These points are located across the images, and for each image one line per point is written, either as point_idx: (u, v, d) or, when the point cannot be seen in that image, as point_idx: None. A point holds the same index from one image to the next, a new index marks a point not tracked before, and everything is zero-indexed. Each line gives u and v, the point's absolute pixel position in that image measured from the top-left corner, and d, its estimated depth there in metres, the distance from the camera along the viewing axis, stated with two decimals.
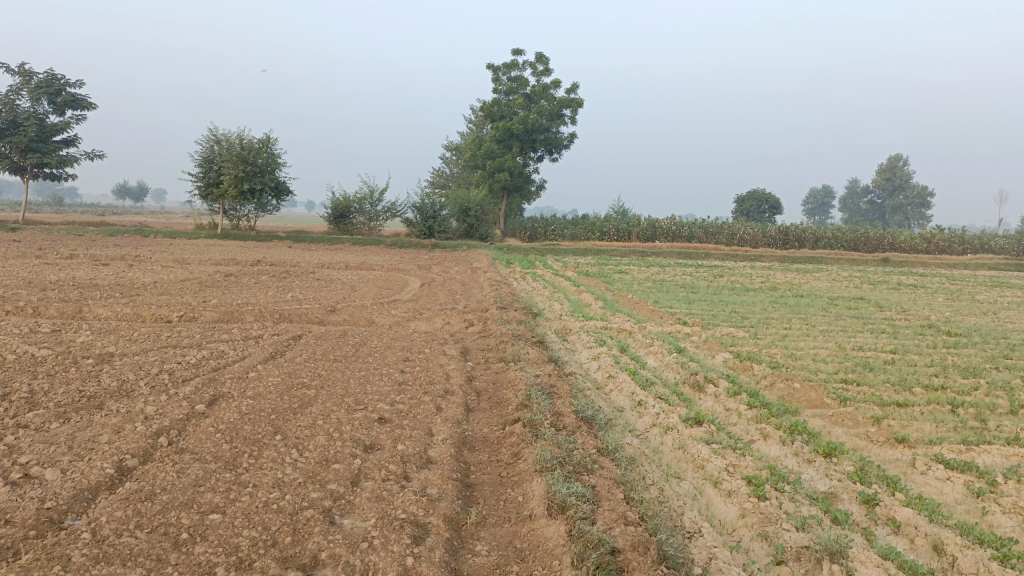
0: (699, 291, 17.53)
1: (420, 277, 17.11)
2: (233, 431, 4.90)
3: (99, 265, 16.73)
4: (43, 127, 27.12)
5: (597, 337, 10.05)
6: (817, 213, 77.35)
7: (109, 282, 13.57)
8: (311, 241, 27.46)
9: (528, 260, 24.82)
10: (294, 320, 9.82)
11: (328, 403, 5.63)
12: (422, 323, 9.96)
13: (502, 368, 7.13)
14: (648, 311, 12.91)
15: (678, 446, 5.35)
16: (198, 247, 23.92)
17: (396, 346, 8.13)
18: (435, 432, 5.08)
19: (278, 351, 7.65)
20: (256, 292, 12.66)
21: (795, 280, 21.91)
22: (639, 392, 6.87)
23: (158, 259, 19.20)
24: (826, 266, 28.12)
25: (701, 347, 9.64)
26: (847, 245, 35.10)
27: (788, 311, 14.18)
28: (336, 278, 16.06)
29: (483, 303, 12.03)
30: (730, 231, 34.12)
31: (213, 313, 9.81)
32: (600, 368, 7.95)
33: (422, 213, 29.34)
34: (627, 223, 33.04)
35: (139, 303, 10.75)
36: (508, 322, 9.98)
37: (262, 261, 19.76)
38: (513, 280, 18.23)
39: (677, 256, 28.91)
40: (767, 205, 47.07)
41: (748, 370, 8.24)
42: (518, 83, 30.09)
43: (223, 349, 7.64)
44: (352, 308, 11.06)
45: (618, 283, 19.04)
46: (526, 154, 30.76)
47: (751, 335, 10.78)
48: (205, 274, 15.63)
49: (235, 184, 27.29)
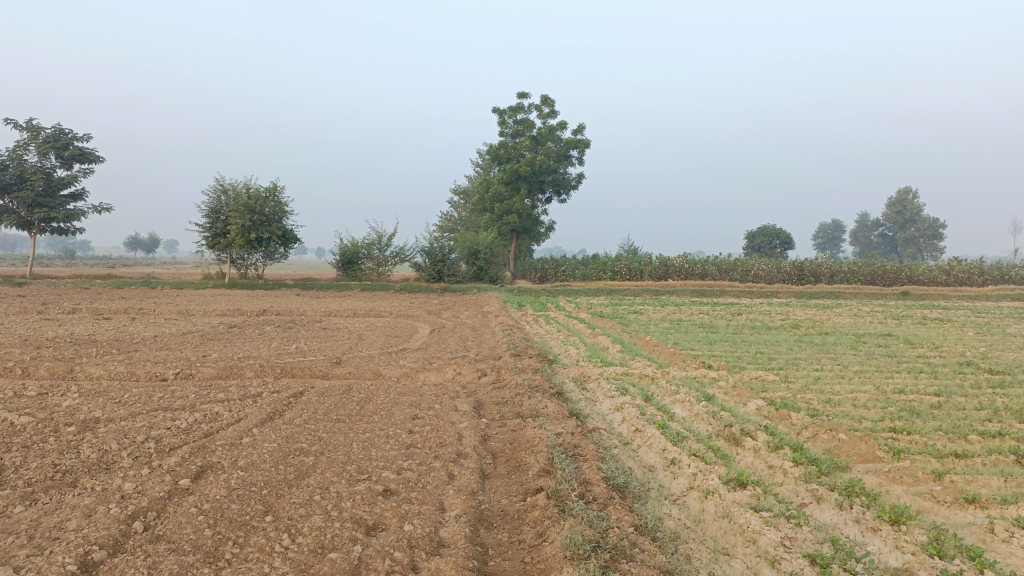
0: (718, 331, 16.91)
1: (430, 324, 16.58)
2: (218, 512, 4.31)
3: (101, 320, 16.27)
4: (50, 182, 27.01)
5: (618, 384, 9.44)
6: (828, 246, 76.64)
7: (107, 337, 13.11)
8: (319, 288, 27.06)
9: (540, 302, 24.33)
10: (297, 375, 9.25)
11: (328, 473, 5.05)
12: (432, 374, 9.38)
13: (519, 425, 6.52)
14: (669, 355, 12.29)
15: (723, 515, 4.72)
16: (204, 298, 23.55)
17: (403, 402, 7.56)
18: (446, 506, 4.47)
19: (277, 411, 7.08)
20: (258, 345, 12.14)
21: (815, 316, 21.24)
22: (671, 449, 6.25)
23: (161, 311, 18.76)
24: (845, 301, 27.44)
25: (730, 393, 9.02)
26: (864, 278, 34.43)
27: (815, 350, 13.52)
28: (343, 327, 15.53)
29: (495, 351, 11.46)
30: (744, 268, 33.53)
31: (211, 370, 9.27)
32: (626, 421, 7.34)
33: (431, 257, 28.94)
34: (639, 262, 32.52)
35: (135, 360, 10.23)
36: (523, 371, 9.39)
37: (267, 311, 19.29)
38: (525, 324, 17.68)
39: (691, 294, 28.33)
40: (778, 240, 46.54)
41: (786, 418, 7.61)
42: (524, 125, 29.94)
43: (218, 410, 7.07)
44: (358, 360, 10.50)
45: (634, 324, 18.42)
46: (534, 195, 30.46)
47: (781, 378, 10.14)
48: (208, 327, 15.13)
49: (242, 233, 27.03)
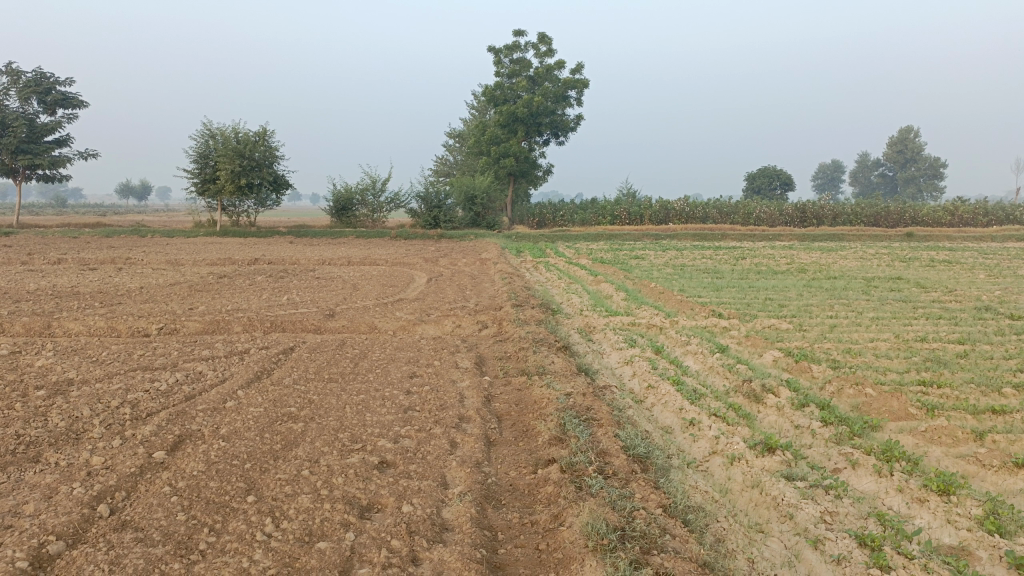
0: (723, 276, 16.43)
1: (426, 272, 16.06)
2: (194, 492, 3.85)
3: (86, 271, 15.70)
4: (33, 127, 26.09)
5: (625, 335, 8.98)
6: (827, 188, 75.73)
7: (91, 289, 12.59)
8: (313, 235, 26.45)
9: (539, 247, 23.82)
10: (287, 329, 8.77)
11: (318, 443, 4.58)
12: (430, 327, 8.90)
13: (525, 384, 6.06)
14: (675, 302, 11.82)
15: (753, 485, 4.30)
16: (195, 247, 22.96)
17: (400, 357, 7.09)
18: (449, 482, 4.02)
19: (265, 369, 6.60)
20: (248, 296, 11.65)
21: (821, 260, 20.72)
22: (689, 407, 5.81)
23: (150, 260, 18.20)
24: (849, 244, 26.96)
25: (744, 344, 8.58)
26: (867, 220, 33.85)
27: (826, 296, 13.07)
28: (337, 276, 15.02)
29: (496, 300, 10.97)
30: (745, 211, 32.88)
31: (197, 323, 8.78)
32: (637, 377, 6.91)
33: (427, 203, 28.29)
34: (639, 206, 31.86)
35: (118, 314, 9.74)
36: (526, 323, 8.92)
37: (259, 259, 18.75)
38: (525, 270, 17.18)
39: (692, 238, 27.77)
40: (778, 181, 45.77)
41: (807, 372, 7.17)
42: (522, 65, 28.89)
43: (202, 369, 6.59)
44: (352, 312, 10.02)
45: (637, 269, 17.92)
46: (532, 138, 29.60)
47: (796, 327, 9.69)
48: (197, 277, 14.59)
49: (233, 179, 26.25)
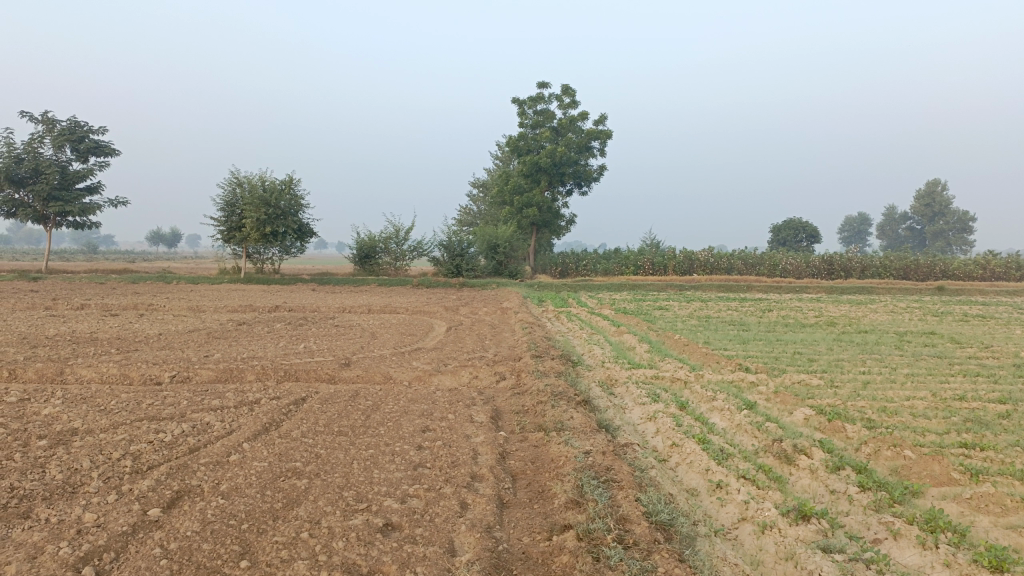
0: (749, 328, 16.06)
1: (447, 321, 15.88)
2: (185, 555, 3.61)
3: (107, 317, 15.71)
4: (66, 175, 26.61)
5: (648, 389, 8.67)
6: (853, 240, 75.01)
7: (110, 335, 12.54)
8: (336, 283, 26.48)
9: (561, 297, 23.60)
10: (301, 378, 8.57)
11: (321, 502, 4.34)
12: (446, 378, 8.67)
13: (543, 440, 5.78)
14: (701, 355, 11.49)
15: (787, 558, 3.97)
16: (218, 293, 23.04)
17: (414, 410, 6.85)
18: (458, 548, 3.75)
19: (274, 421, 6.39)
20: (265, 344, 11.51)
21: (850, 313, 20.28)
22: (716, 468, 5.48)
23: (171, 307, 18.22)
24: (879, 297, 26.43)
25: (772, 400, 8.23)
26: (896, 273, 33.30)
27: (858, 350, 12.66)
28: (356, 325, 14.89)
29: (515, 351, 10.72)
30: (771, 262, 32.51)
31: (209, 371, 8.62)
32: (661, 434, 6.60)
33: (450, 251, 28.30)
34: (663, 257, 31.63)
35: (132, 361, 9.62)
36: (545, 375, 8.65)
37: (280, 307, 18.71)
38: (546, 321, 16.94)
39: (717, 289, 27.43)
40: (804, 233, 45.36)
41: (841, 432, 6.81)
42: (545, 116, 29.12)
43: (209, 420, 6.39)
44: (369, 361, 9.83)
45: (660, 321, 17.60)
46: (555, 188, 29.67)
47: (827, 383, 9.32)
48: (216, 324, 14.52)
49: (258, 226, 26.49)
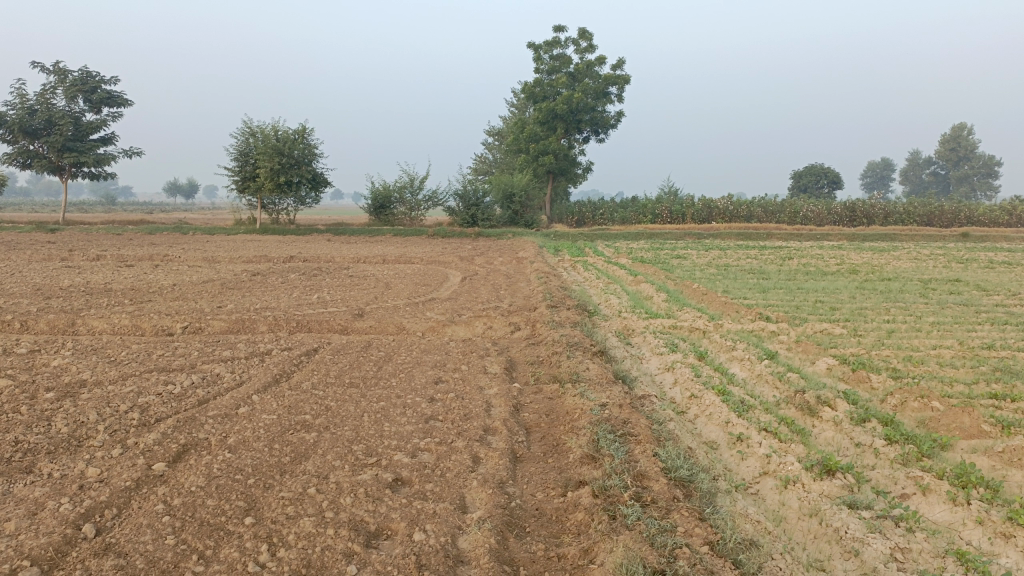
0: (769, 277, 15.78)
1: (462, 271, 15.70)
2: (189, 511, 3.51)
3: (122, 268, 15.68)
4: (79, 126, 26.43)
5: (666, 339, 8.49)
6: (875, 187, 73.61)
7: (124, 286, 12.49)
8: (351, 233, 26.35)
9: (578, 246, 23.34)
10: (314, 329, 8.47)
11: (329, 456, 4.22)
12: (460, 329, 8.52)
13: (558, 392, 5.62)
14: (720, 304, 11.26)
15: (811, 515, 3.82)
16: (233, 244, 23.01)
17: (427, 360, 6.72)
18: (469, 504, 3.62)
19: (285, 372, 6.28)
20: (278, 295, 11.42)
21: (872, 261, 19.87)
22: (736, 421, 5.32)
23: (186, 258, 18.17)
24: (902, 244, 25.96)
25: (794, 350, 8.04)
26: (919, 220, 32.64)
27: (881, 298, 12.38)
28: (370, 275, 14.76)
29: (531, 301, 10.56)
30: (792, 209, 31.91)
31: (221, 322, 8.52)
32: (680, 386, 6.43)
33: (465, 201, 28.00)
34: (681, 205, 31.15)
35: (145, 312, 9.55)
36: (560, 325, 8.49)
37: (295, 257, 18.62)
38: (563, 270, 16.74)
39: (736, 238, 27.01)
40: (825, 180, 44.51)
41: (866, 383, 6.60)
42: (562, 61, 28.41)
43: (219, 372, 6.29)
44: (382, 311, 9.70)
45: (678, 269, 17.34)
46: (572, 135, 29.12)
47: (850, 332, 9.10)
48: (231, 274, 14.45)
49: (272, 176, 26.29)
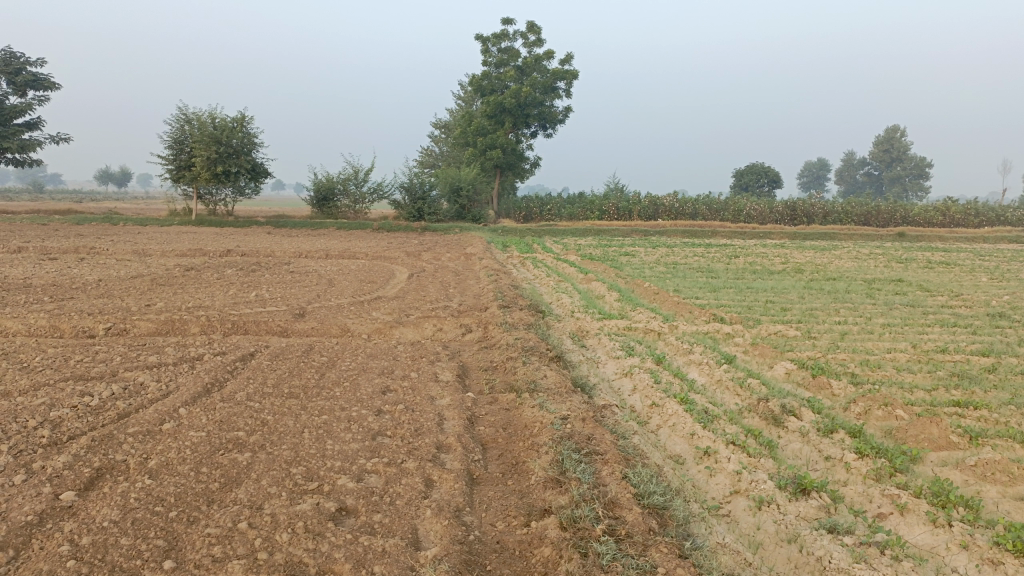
0: (719, 275, 15.72)
1: (408, 267, 15.22)
2: (99, 554, 3.04)
3: (44, 261, 14.71)
4: (1, 109, 24.92)
5: (622, 342, 8.23)
6: (812, 185, 75.29)
7: (45, 281, 11.65)
8: (293, 226, 25.52)
9: (526, 242, 23.03)
10: (251, 330, 7.94)
11: (264, 482, 3.79)
12: (408, 331, 8.09)
13: (515, 403, 5.28)
14: (672, 304, 11.07)
15: (791, 543, 3.58)
16: (167, 236, 22.00)
17: (373, 367, 6.30)
18: (424, 539, 3.25)
19: (219, 381, 5.78)
20: (214, 292, 10.78)
21: (817, 260, 20.07)
22: (702, 432, 5.06)
23: (115, 251, 17.23)
24: (842, 243, 26.45)
25: (751, 354, 7.87)
26: (858, 219, 33.35)
27: (830, 299, 12.41)
28: (312, 271, 14.16)
29: (481, 300, 10.19)
30: (736, 207, 32.22)
31: (149, 323, 7.91)
32: (639, 394, 6.16)
33: (411, 194, 27.44)
34: (628, 201, 31.14)
35: (65, 311, 8.84)
36: (513, 327, 8.15)
37: (232, 251, 17.83)
38: (512, 267, 16.39)
39: (682, 235, 27.11)
40: (766, 178, 45.23)
41: (828, 390, 6.44)
42: (510, 54, 28.01)
43: (144, 381, 5.74)
44: (325, 311, 9.19)
45: (628, 267, 17.17)
46: (520, 129, 28.80)
47: (805, 334, 9.00)
48: (163, 269, 13.68)
49: (209, 166, 25.26)
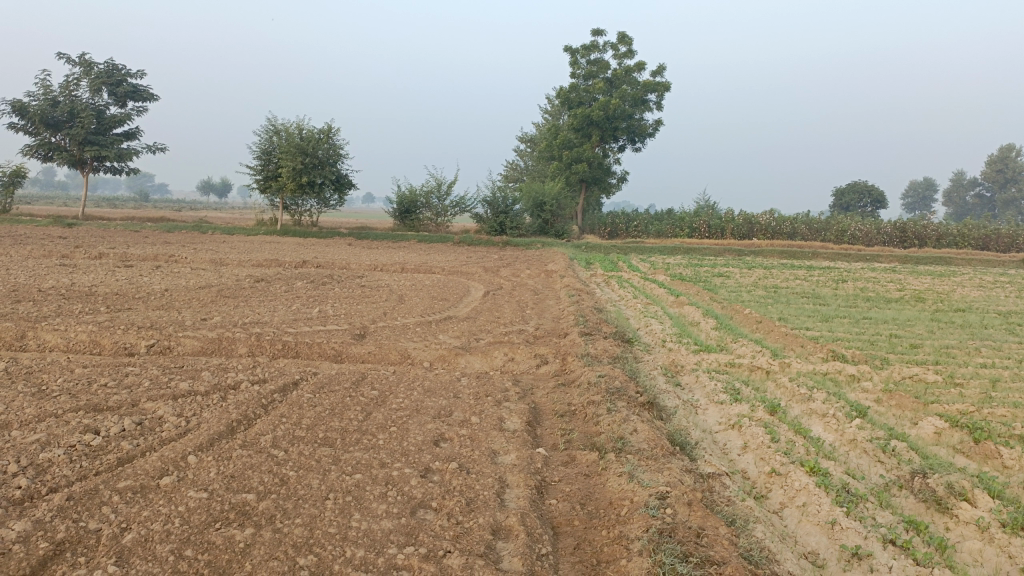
0: (828, 303, 14.09)
1: (485, 284, 14.30)
2: None
3: (119, 268, 14.49)
4: (102, 119, 25.48)
5: (725, 381, 6.99)
6: (918, 207, 70.81)
7: (110, 290, 11.23)
8: (374, 238, 25.13)
9: (611, 260, 21.85)
10: (302, 355, 7.10)
11: None
12: (476, 360, 7.08)
13: (597, 468, 4.18)
14: (779, 336, 9.72)
15: None
16: (249, 245, 21.88)
17: (428, 406, 5.29)
18: None
19: (247, 418, 4.89)
20: (276, 307, 10.09)
21: (936, 288, 18.05)
22: (846, 522, 3.86)
23: (193, 259, 16.98)
24: (959, 269, 24.08)
25: (886, 404, 6.51)
26: (975, 243, 30.54)
27: (966, 335, 10.72)
28: (384, 285, 13.41)
29: (560, 326, 9.12)
30: (838, 227, 30.01)
31: (194, 341, 7.19)
32: (753, 455, 4.96)
33: (493, 208, 26.67)
34: (720, 219, 29.44)
35: (115, 323, 8.25)
36: (596, 361, 7.04)
37: (308, 262, 17.34)
38: (596, 287, 15.24)
39: (779, 256, 25.33)
40: (868, 197, 42.49)
41: (996, 461, 5.05)
42: (599, 66, 26.95)
43: (163, 415, 4.90)
44: (388, 332, 8.32)
45: (723, 290, 15.74)
46: (607, 143, 27.65)
47: (949, 381, 7.51)
48: (232, 280, 13.17)
49: (294, 176, 25.15)
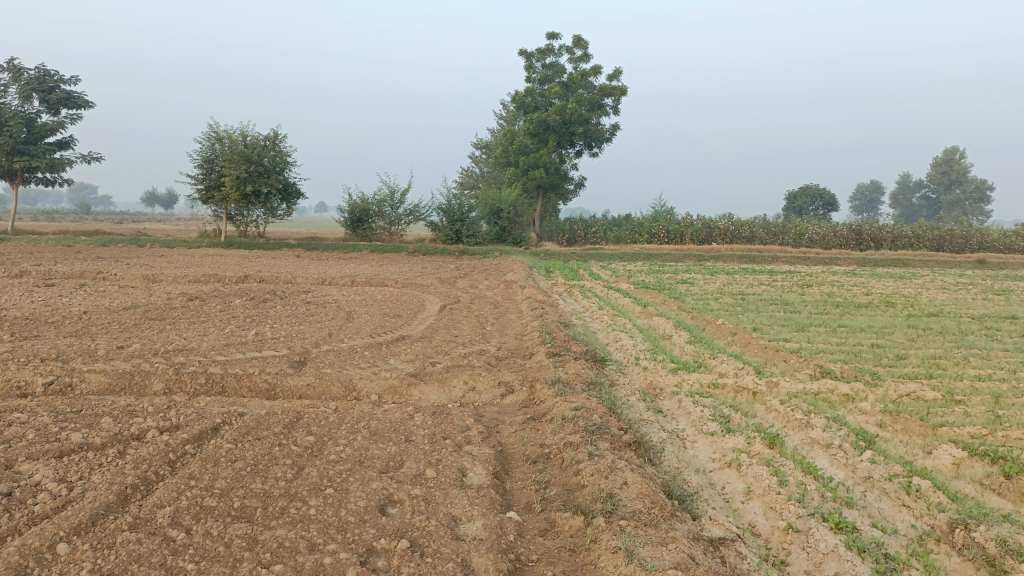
0: (799, 310, 13.52)
1: (441, 297, 13.41)
2: None
3: (38, 288, 13.19)
4: (32, 128, 23.87)
5: (711, 406, 6.23)
6: (866, 209, 71.95)
7: (20, 314, 10.02)
8: (324, 249, 24.00)
9: (571, 268, 21.15)
10: (229, 391, 6.13)
11: None
12: (431, 391, 6.21)
13: (584, 540, 3.38)
14: (759, 350, 9.05)
15: None
16: (190, 260, 20.60)
17: (372, 457, 4.40)
18: None
19: (147, 483, 3.94)
20: (208, 331, 9.04)
21: (901, 291, 17.71)
22: None
23: (126, 276, 15.69)
24: (918, 270, 23.94)
25: (893, 430, 5.82)
26: (929, 244, 30.63)
27: (949, 342, 10.19)
28: (332, 301, 12.42)
29: (525, 345, 8.30)
30: (796, 231, 29.83)
31: (102, 377, 6.17)
32: (761, 504, 4.21)
33: (449, 216, 25.78)
34: (678, 224, 29.00)
35: (14, 355, 7.15)
36: (568, 388, 6.22)
37: (251, 277, 16.20)
38: (558, 298, 14.46)
39: (740, 261, 24.95)
40: (821, 201, 42.67)
41: None
42: (555, 70, 26.31)
43: (40, 482, 3.92)
44: (331, 358, 7.39)
45: (689, 299, 15.09)
46: (564, 149, 26.97)
47: (952, 397, 6.88)
48: (164, 299, 12.02)
49: (238, 186, 23.87)
